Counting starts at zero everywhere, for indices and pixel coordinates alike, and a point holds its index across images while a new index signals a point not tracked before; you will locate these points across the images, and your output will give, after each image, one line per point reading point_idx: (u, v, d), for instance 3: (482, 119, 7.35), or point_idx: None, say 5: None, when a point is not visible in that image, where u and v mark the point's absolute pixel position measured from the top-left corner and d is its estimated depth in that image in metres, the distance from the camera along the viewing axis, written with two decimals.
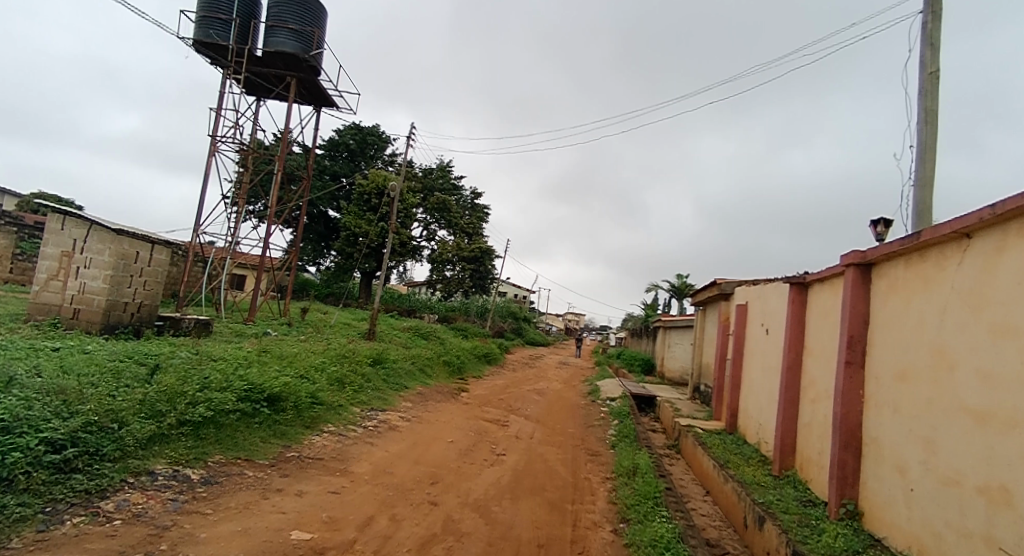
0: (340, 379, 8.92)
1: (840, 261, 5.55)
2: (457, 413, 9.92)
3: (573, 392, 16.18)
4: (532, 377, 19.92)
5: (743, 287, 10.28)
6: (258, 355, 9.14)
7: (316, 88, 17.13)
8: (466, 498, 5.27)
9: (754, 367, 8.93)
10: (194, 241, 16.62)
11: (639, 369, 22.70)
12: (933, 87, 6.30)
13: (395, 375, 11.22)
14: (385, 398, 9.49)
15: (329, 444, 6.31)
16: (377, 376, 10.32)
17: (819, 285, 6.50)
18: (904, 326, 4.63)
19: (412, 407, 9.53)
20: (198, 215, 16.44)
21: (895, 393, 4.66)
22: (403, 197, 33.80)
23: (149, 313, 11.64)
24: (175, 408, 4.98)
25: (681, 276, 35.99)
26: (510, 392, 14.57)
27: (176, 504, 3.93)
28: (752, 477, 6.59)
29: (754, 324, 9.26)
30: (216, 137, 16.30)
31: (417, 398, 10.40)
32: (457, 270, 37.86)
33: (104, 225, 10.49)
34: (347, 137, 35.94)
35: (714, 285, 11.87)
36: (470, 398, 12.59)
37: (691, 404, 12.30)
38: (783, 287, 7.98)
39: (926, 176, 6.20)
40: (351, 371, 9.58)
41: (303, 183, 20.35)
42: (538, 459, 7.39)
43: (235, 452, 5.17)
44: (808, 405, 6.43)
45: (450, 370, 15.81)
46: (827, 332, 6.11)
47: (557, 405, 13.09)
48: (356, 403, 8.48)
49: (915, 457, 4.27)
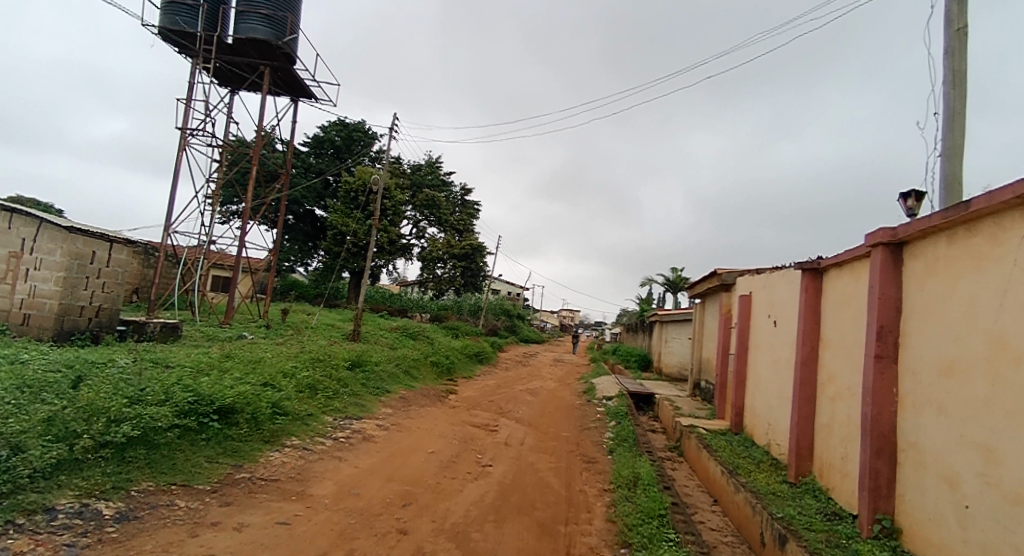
0: (312, 385, 8.18)
1: (866, 241, 4.85)
2: (442, 418, 9.20)
3: (568, 391, 15.49)
4: (525, 376, 19.23)
5: (745, 277, 9.63)
6: (222, 361, 8.37)
7: (292, 78, 16.28)
8: (442, 524, 4.55)
9: (761, 362, 8.29)
10: (164, 241, 15.76)
11: (636, 365, 22.08)
12: (961, 44, 5.62)
13: (376, 378, 10.49)
14: (363, 404, 8.75)
15: (289, 460, 5.55)
16: (355, 380, 9.58)
17: (838, 270, 5.81)
18: (949, 313, 3.93)
19: (393, 412, 8.80)
20: (168, 214, 15.61)
21: (938, 390, 3.98)
22: (391, 194, 32.98)
23: (109, 317, 10.82)
24: (92, 428, 4.25)
25: (676, 268, 35.46)
26: (502, 393, 13.87)
27: (73, 551, 3.17)
28: (767, 486, 5.90)
29: (759, 316, 8.60)
30: (186, 130, 15.45)
31: (399, 403, 9.67)
32: (448, 268, 37.09)
33: (57, 223, 9.55)
34: (332, 133, 35.04)
35: (714, 276, 11.21)
36: (458, 400, 11.88)
37: (692, 402, 11.64)
38: (792, 275, 7.33)
39: (955, 145, 5.53)
40: (325, 376, 8.84)
41: (282, 179, 19.48)
42: (529, 470, 6.68)
43: (169, 477, 4.43)
44: (828, 403, 5.77)
45: (438, 370, 15.08)
46: (849, 322, 5.45)
47: (550, 406, 12.38)
48: (329, 411, 7.74)
49: (968, 467, 3.60)
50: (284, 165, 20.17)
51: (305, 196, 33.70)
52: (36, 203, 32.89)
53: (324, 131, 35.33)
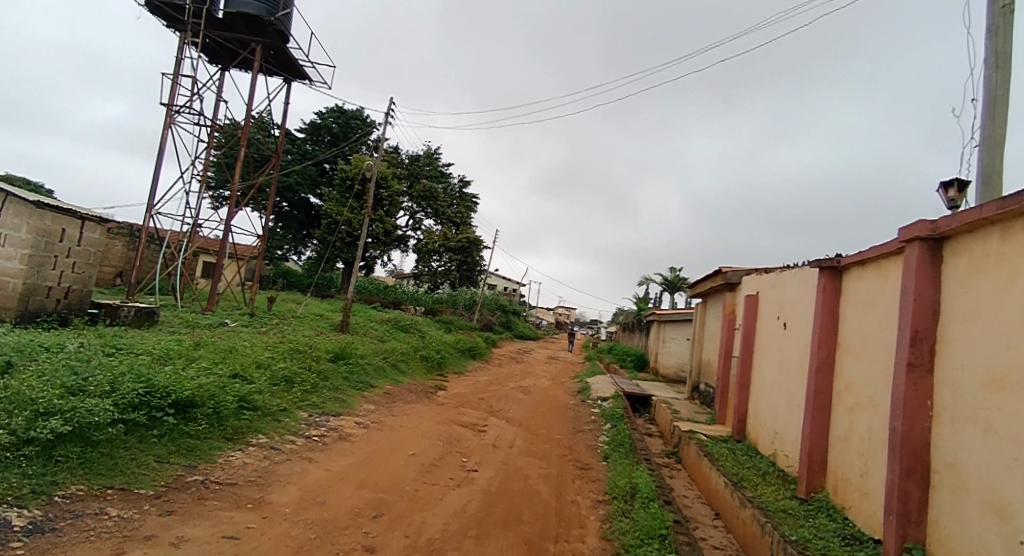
0: (287, 377, 7.64)
1: (899, 236, 4.32)
2: (427, 416, 8.67)
3: (562, 390, 14.98)
4: (519, 373, 18.71)
5: (752, 276, 9.12)
6: (192, 349, 7.80)
7: (285, 57, 15.63)
8: (415, 540, 4.02)
9: (767, 366, 7.80)
10: (146, 222, 15.15)
11: (632, 365, 21.61)
12: (1005, 23, 5.11)
13: (360, 371, 9.95)
14: (343, 398, 8.21)
15: (252, 462, 5.02)
16: (337, 373, 9.04)
17: (862, 269, 5.29)
18: (1000, 318, 3.41)
19: (375, 409, 8.26)
20: (151, 194, 14.99)
21: (983, 406, 3.47)
22: (388, 183, 32.38)
23: (78, 299, 10.24)
24: (13, 424, 3.72)
25: (675, 268, 35.01)
26: (493, 390, 13.35)
27: None
28: (776, 502, 5.40)
29: (767, 317, 8.10)
30: (172, 107, 14.82)
31: (383, 398, 9.13)
32: (444, 261, 36.51)
33: (23, 198, 8.76)
34: (329, 120, 34.37)
35: (718, 274, 10.72)
36: (447, 397, 11.36)
37: (690, 406, 11.16)
38: (806, 273, 6.82)
39: (995, 134, 5.03)
40: (304, 368, 8.30)
41: (273, 163, 18.86)
42: (517, 477, 6.16)
43: (106, 479, 3.90)
44: (845, 413, 5.26)
45: (428, 365, 14.55)
46: (873, 325, 4.94)
47: (543, 406, 11.87)
48: (304, 406, 7.21)
49: (1021, 496, 3.10)
50: (275, 149, 19.55)
51: (300, 183, 33.05)
52: (27, 183, 32.23)
53: (321, 117, 34.61)
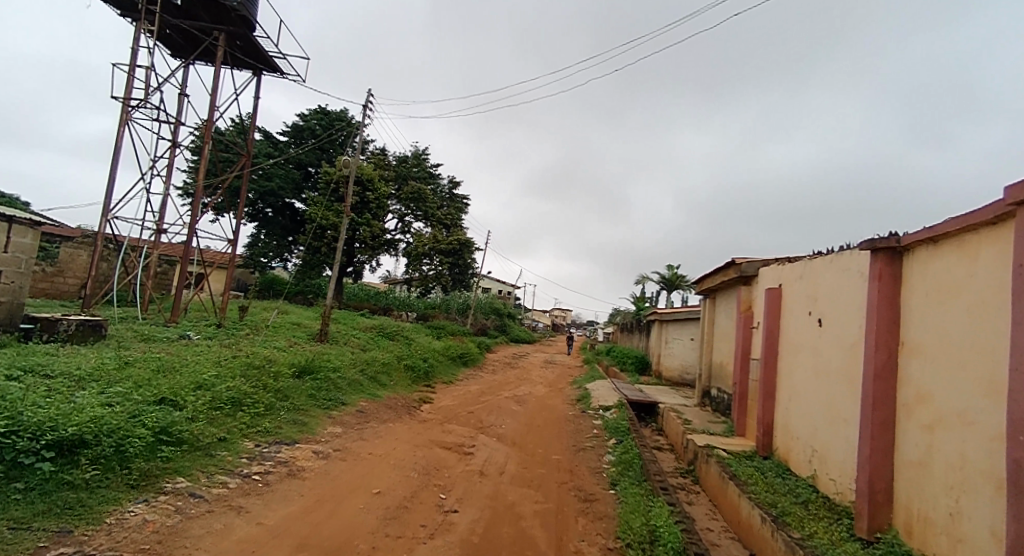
0: (232, 399, 6.43)
1: (1009, 198, 3.21)
2: (404, 437, 7.48)
3: (560, 399, 13.79)
4: (514, 380, 17.51)
5: (772, 267, 8.01)
6: (120, 369, 6.58)
7: (253, 47, 14.42)
8: None
9: (798, 370, 6.70)
10: (102, 228, 13.89)
11: (633, 368, 20.39)
12: None
13: (330, 387, 8.73)
14: (303, 421, 7.00)
15: (155, 520, 3.82)
16: (301, 391, 7.82)
17: (936, 248, 4.17)
18: None
19: (344, 432, 7.06)
20: (107, 198, 13.76)
21: None
22: (374, 186, 31.25)
23: (7, 312, 9.00)
24: None
25: (672, 266, 33.96)
26: (485, 402, 12.13)
27: None
28: (834, 546, 4.26)
29: (794, 313, 6.97)
30: (128, 101, 13.64)
31: (354, 418, 7.91)
32: (435, 265, 34.89)
33: None
34: (313, 122, 33.08)
35: (730, 267, 9.60)
36: (431, 412, 10.15)
37: (703, 414, 10.02)
38: (845, 260, 5.72)
39: None
40: (257, 386, 7.08)
41: (244, 163, 17.61)
42: (507, 518, 4.98)
43: None
44: (920, 432, 4.15)
45: (413, 375, 13.34)
46: (955, 317, 3.86)
47: (540, 418, 10.68)
48: (251, 434, 6.01)
49: None
50: (246, 147, 18.27)
51: (283, 187, 31.83)
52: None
53: (304, 119, 33.36)
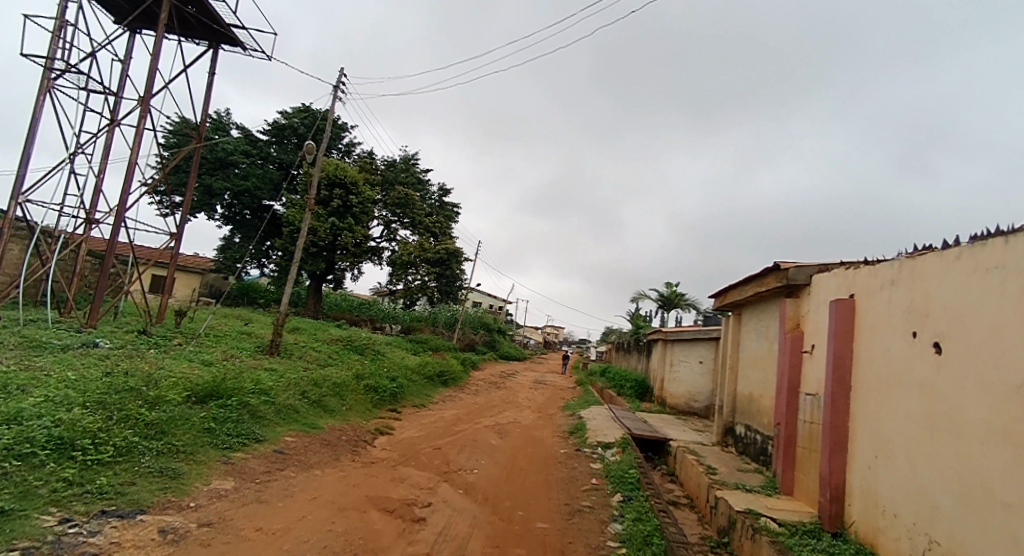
0: (56, 442, 4.29)
1: None
2: (328, 495, 5.27)
3: (550, 430, 11.59)
4: (499, 404, 15.31)
5: (835, 273, 6.05)
6: None
7: (207, 13, 12.52)
8: None
9: (889, 415, 4.70)
10: (10, 212, 11.67)
11: (632, 393, 18.27)
12: None
13: (245, 418, 6.53)
14: (175, 470, 4.79)
15: None
16: (190, 424, 5.62)
17: None
18: None
19: (235, 489, 4.85)
20: (17, 178, 11.59)
21: None
22: (358, 189, 29.12)
23: None
24: None
25: (671, 283, 32.00)
26: (459, 433, 9.96)
27: None
28: None
29: (885, 334, 4.91)
30: (51, 66, 11.65)
31: (264, 464, 5.69)
32: (420, 275, 32.69)
33: None
34: (295, 120, 30.88)
35: (770, 274, 7.57)
36: (386, 449, 7.95)
37: (730, 460, 7.90)
38: (988, 253, 3.72)
39: None
40: (108, 420, 4.89)
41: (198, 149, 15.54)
42: None
43: None
44: None
45: (376, 398, 11.13)
46: None
47: (523, 458, 8.50)
48: (66, 501, 3.83)
49: None
50: (200, 132, 16.20)
51: (259, 187, 29.66)
52: None
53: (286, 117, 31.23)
